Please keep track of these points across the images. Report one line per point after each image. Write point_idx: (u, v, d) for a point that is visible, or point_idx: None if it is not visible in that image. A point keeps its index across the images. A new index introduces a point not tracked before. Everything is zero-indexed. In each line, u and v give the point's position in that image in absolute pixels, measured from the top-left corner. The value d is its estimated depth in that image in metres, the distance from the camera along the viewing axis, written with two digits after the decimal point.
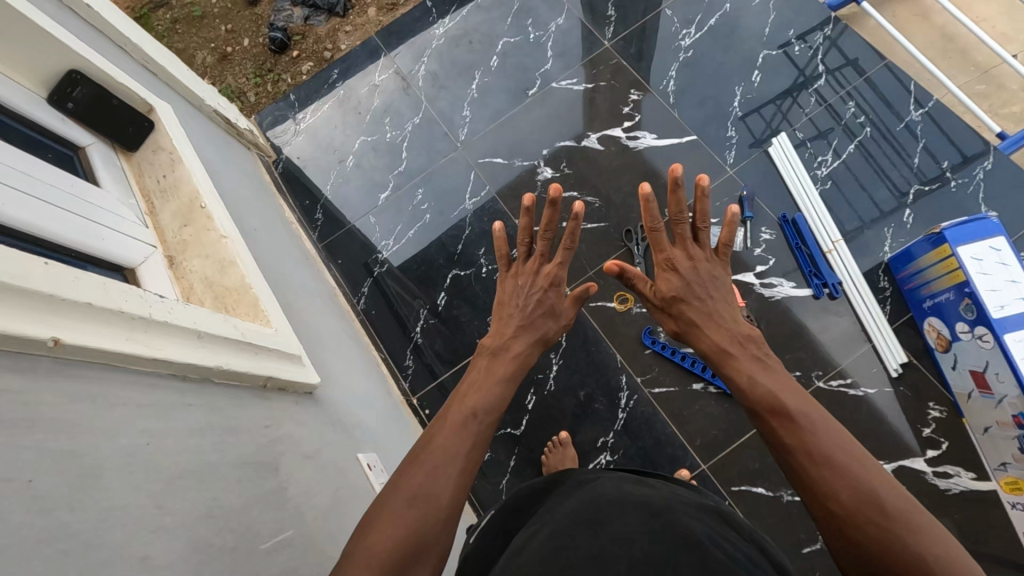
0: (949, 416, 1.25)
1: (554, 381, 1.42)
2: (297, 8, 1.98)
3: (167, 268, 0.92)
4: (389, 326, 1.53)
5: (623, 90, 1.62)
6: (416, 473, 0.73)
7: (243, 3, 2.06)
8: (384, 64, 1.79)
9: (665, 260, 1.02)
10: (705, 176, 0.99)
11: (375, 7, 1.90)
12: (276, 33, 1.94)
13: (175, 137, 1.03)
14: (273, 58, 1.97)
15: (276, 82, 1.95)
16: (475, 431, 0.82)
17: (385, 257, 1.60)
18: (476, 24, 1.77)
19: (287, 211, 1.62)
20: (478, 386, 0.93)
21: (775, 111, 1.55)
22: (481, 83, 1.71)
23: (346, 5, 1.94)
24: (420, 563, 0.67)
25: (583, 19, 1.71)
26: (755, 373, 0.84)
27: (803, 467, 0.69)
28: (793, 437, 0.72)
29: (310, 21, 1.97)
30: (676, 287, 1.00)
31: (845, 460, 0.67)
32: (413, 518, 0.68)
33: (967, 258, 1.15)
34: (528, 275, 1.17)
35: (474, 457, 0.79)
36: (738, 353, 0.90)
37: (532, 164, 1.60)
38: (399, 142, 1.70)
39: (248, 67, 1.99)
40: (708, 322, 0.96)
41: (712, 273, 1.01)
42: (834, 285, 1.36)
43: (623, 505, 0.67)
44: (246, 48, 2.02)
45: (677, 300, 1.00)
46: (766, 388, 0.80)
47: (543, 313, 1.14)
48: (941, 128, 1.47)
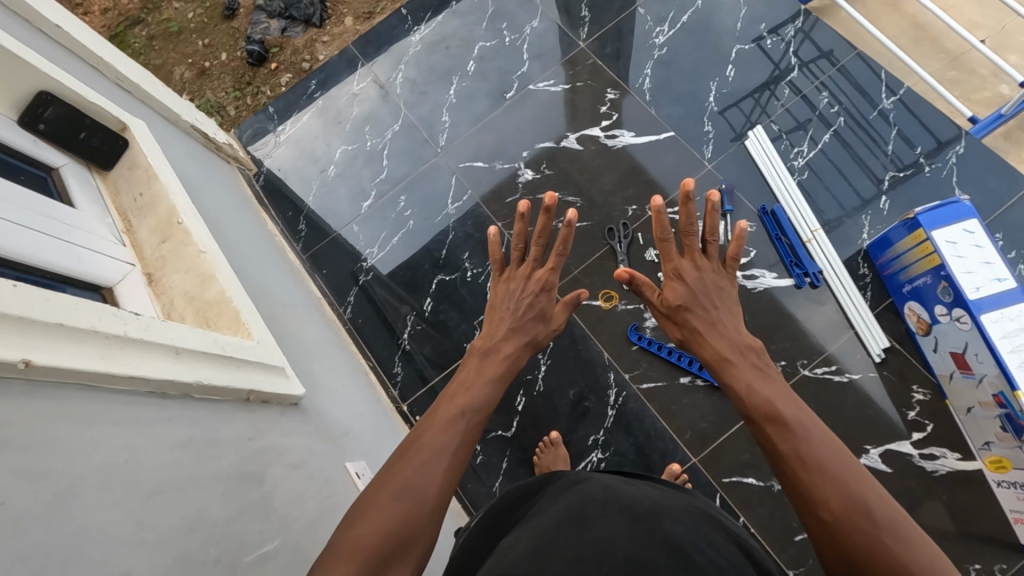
0: (933, 398, 1.27)
1: (543, 382, 1.42)
2: (274, 21, 2.01)
3: (146, 287, 0.92)
4: (375, 333, 1.53)
5: (600, 90, 1.63)
6: (404, 467, 0.73)
7: (219, 17, 2.09)
8: (363, 73, 1.79)
9: (676, 275, 1.03)
10: (717, 191, 0.99)
11: (352, 17, 1.95)
12: (254, 46, 1.97)
13: (150, 154, 1.03)
14: (251, 71, 2.00)
15: (256, 95, 1.98)
16: (463, 430, 0.82)
17: (371, 265, 1.60)
18: (454, 29, 1.78)
19: (269, 224, 1.62)
20: (466, 387, 0.93)
21: (752, 104, 1.57)
22: (460, 88, 1.71)
23: (322, 16, 1.99)
24: (405, 556, 0.67)
25: (558, 21, 1.72)
26: (755, 382, 0.84)
27: (795, 473, 0.71)
28: (787, 443, 0.73)
29: (288, 33, 2.00)
30: (682, 296, 1.01)
31: (838, 469, 0.69)
32: (399, 512, 0.69)
33: (942, 242, 1.16)
34: (521, 280, 1.18)
35: (461, 455, 0.79)
36: (739, 361, 0.90)
37: (513, 166, 1.61)
38: (380, 149, 1.69)
39: (226, 81, 2.01)
40: (710, 332, 0.96)
41: (718, 284, 1.01)
42: (814, 274, 1.37)
43: (612, 508, 0.68)
44: (223, 62, 2.04)
45: (680, 309, 1.01)
46: (763, 397, 0.81)
47: (532, 317, 1.14)
48: (913, 115, 1.49)
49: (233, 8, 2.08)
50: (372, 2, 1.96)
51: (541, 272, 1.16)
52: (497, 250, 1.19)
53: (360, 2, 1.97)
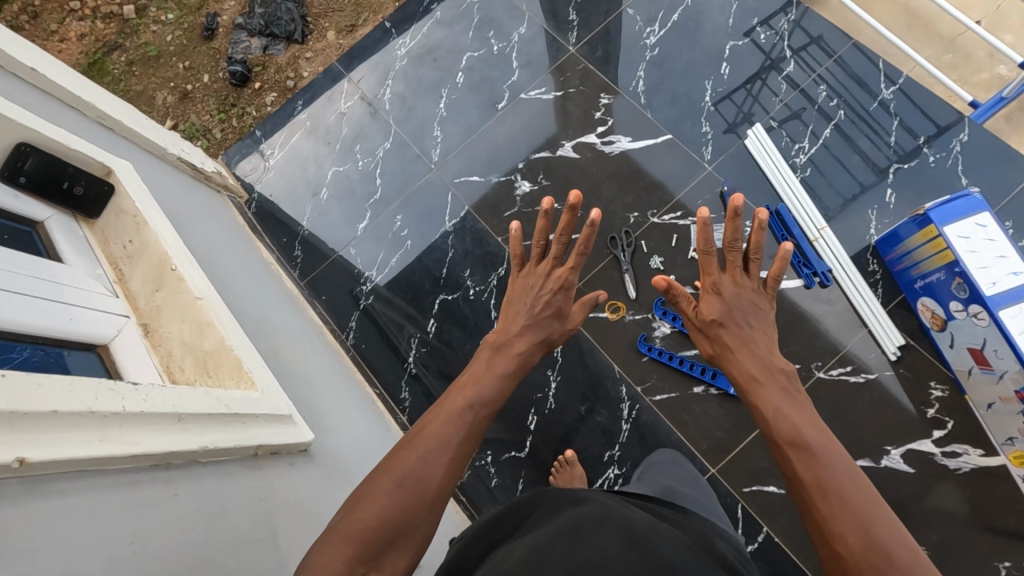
0: (951, 394, 1.24)
1: (553, 398, 1.40)
2: (255, 39, 2.04)
3: (143, 340, 0.89)
4: (380, 358, 1.50)
5: (594, 95, 1.59)
6: (408, 455, 0.75)
7: (199, 39, 2.07)
8: (348, 90, 1.74)
9: (716, 289, 1.01)
10: (765, 210, 0.96)
11: (333, 30, 2.01)
12: (236, 67, 1.99)
13: (137, 199, 0.99)
14: (234, 92, 2.02)
15: (241, 116, 2.00)
16: (469, 422, 0.82)
17: (371, 288, 1.56)
18: (440, 39, 1.72)
19: (264, 252, 1.58)
20: (477, 377, 0.94)
21: (747, 97, 1.54)
22: (450, 100, 1.67)
23: (303, 32, 2.02)
24: (402, 541, 0.70)
25: (545, 26, 1.68)
26: (782, 406, 0.83)
27: (814, 501, 0.69)
28: (808, 470, 0.72)
29: (269, 51, 2.03)
30: (717, 311, 0.99)
31: (855, 500, 0.67)
32: (400, 498, 0.71)
33: (954, 237, 1.13)
34: (539, 277, 1.23)
35: (467, 446, 0.80)
36: (769, 383, 0.88)
37: (508, 179, 1.57)
38: (372, 168, 1.65)
39: (210, 103, 2.02)
40: (742, 349, 0.94)
41: (756, 303, 0.99)
42: (824, 273, 1.35)
43: (605, 527, 0.65)
44: (205, 84, 2.04)
45: (713, 324, 0.99)
46: (789, 420, 0.80)
47: (546, 315, 1.20)
48: (914, 103, 1.46)
49: (212, 28, 2.06)
50: (352, 14, 2.01)
51: (559, 272, 1.21)
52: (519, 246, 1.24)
53: (339, 14, 2.01)
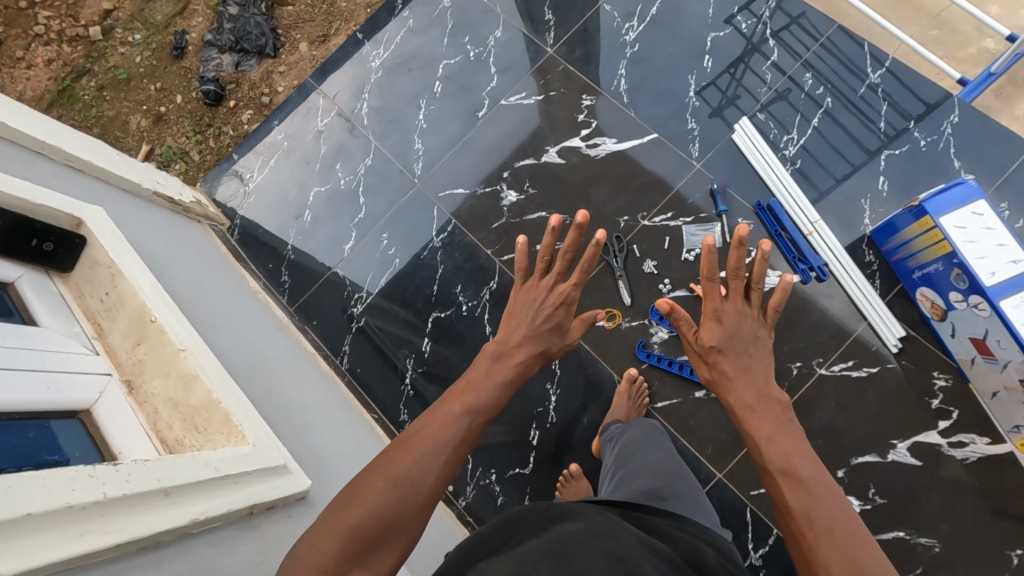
0: (955, 383, 1.23)
1: (554, 412, 1.38)
2: (226, 55, 1.99)
3: (127, 397, 0.86)
4: (376, 381, 1.48)
5: (576, 97, 1.56)
6: (402, 456, 0.74)
7: (168, 58, 2.02)
8: (324, 106, 1.69)
9: (717, 318, 1.00)
10: (767, 241, 0.96)
11: (305, 41, 1.98)
12: (209, 86, 1.95)
13: (111, 249, 0.95)
14: (209, 111, 1.98)
15: (219, 136, 1.97)
16: (468, 425, 0.81)
17: (362, 310, 1.53)
18: (415, 48, 1.68)
19: (250, 280, 1.55)
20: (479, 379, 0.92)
21: (731, 82, 1.50)
22: (429, 111, 1.63)
23: (275, 46, 1.98)
24: (391, 540, 0.70)
25: (521, 28, 1.63)
26: (775, 432, 0.87)
27: (801, 531, 0.75)
28: (798, 500, 0.78)
29: (241, 67, 1.99)
30: (718, 338, 0.99)
31: (840, 534, 0.73)
32: (390, 500, 0.70)
33: (951, 227, 1.10)
34: (542, 290, 1.21)
35: (464, 449, 0.79)
36: (765, 411, 0.90)
37: (494, 189, 1.54)
38: (354, 187, 1.62)
39: (185, 124, 1.98)
40: (741, 378, 0.95)
41: (756, 333, 0.99)
42: (820, 267, 1.32)
43: (592, 546, 0.67)
44: (179, 105, 1.99)
45: (712, 351, 0.98)
46: (781, 446, 0.85)
47: (547, 329, 1.19)
48: (901, 87, 1.43)
49: (181, 46, 2.01)
50: (324, 24, 1.98)
51: (563, 287, 1.20)
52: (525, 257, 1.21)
53: (311, 25, 1.98)
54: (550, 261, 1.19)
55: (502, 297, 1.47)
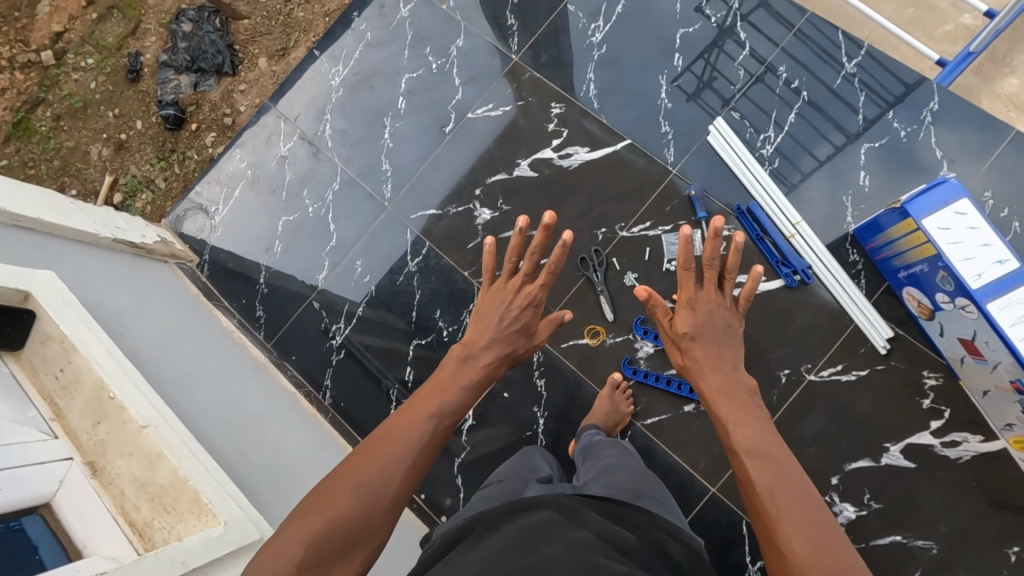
0: (946, 381, 1.21)
1: (544, 435, 1.35)
2: (183, 76, 1.91)
3: (91, 481, 0.83)
4: (361, 415, 1.45)
5: (545, 105, 1.50)
6: (368, 463, 0.79)
7: (124, 82, 1.94)
8: (286, 130, 1.63)
9: (693, 305, 0.95)
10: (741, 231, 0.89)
11: (263, 55, 1.90)
12: (168, 110, 1.87)
13: (63, 321, 0.91)
14: (171, 136, 1.90)
15: (183, 161, 1.90)
16: (432, 433, 0.87)
17: (341, 342, 1.50)
18: (374, 63, 1.61)
19: (224, 319, 1.51)
20: (443, 388, 0.99)
21: (706, 67, 1.45)
22: (395, 129, 1.57)
23: (233, 63, 1.90)
24: (361, 541, 0.74)
25: (484, 35, 1.57)
26: (743, 415, 0.82)
27: (764, 505, 0.71)
28: (763, 476, 0.73)
29: (201, 88, 1.91)
30: (691, 327, 0.93)
31: (805, 509, 0.69)
32: (356, 505, 0.75)
33: (934, 229, 1.07)
34: (509, 291, 1.17)
35: (426, 456, 0.85)
36: (736, 398, 0.85)
37: (467, 208, 1.49)
38: (324, 214, 1.57)
39: (148, 151, 1.91)
40: (711, 367, 0.89)
41: (728, 323, 0.94)
42: (804, 270, 1.29)
43: (553, 541, 0.67)
44: (140, 130, 1.92)
45: (685, 338, 0.93)
46: (749, 425, 0.80)
47: (514, 330, 1.15)
48: (878, 76, 1.38)
49: (136, 69, 1.93)
50: (281, 36, 1.90)
51: (530, 287, 1.16)
52: (490, 259, 1.18)
53: (268, 38, 1.90)
54: (515, 262, 1.16)
55: None
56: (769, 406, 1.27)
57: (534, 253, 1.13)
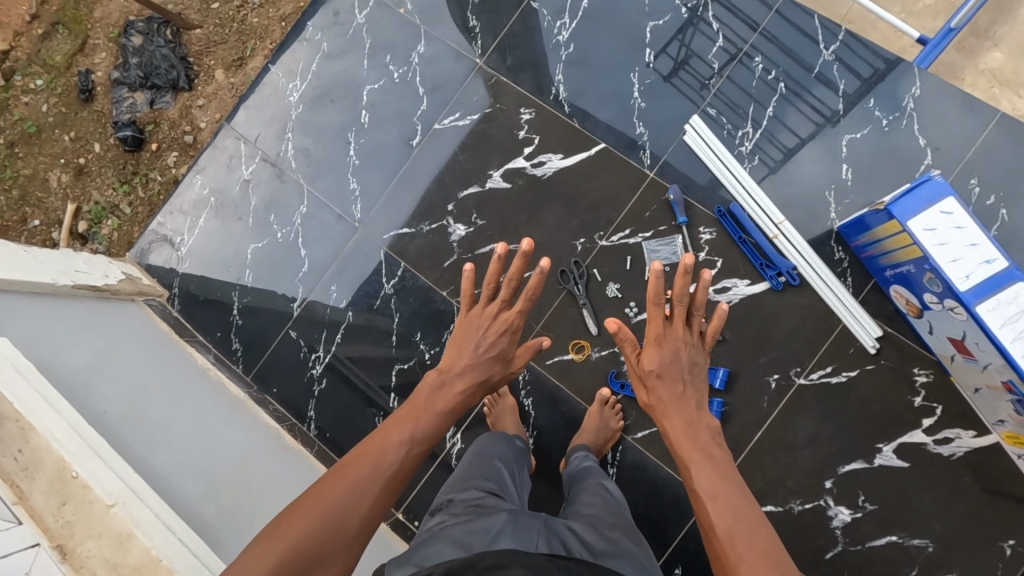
0: (936, 377, 1.19)
1: (535, 454, 1.33)
2: (138, 94, 1.76)
3: (61, 567, 0.79)
4: (348, 445, 1.42)
5: (513, 111, 1.44)
6: (335, 490, 0.85)
7: (77, 102, 1.77)
8: (247, 153, 1.56)
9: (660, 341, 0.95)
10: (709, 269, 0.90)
11: (220, 67, 1.74)
12: (125, 131, 1.72)
13: (21, 401, 0.87)
14: (131, 158, 1.75)
15: (147, 183, 1.74)
16: (400, 462, 0.92)
17: (321, 372, 1.46)
18: (333, 76, 1.54)
19: (199, 357, 1.46)
20: (418, 415, 1.03)
21: (681, 48, 1.39)
22: (360, 145, 1.51)
23: (188, 77, 1.74)
24: (323, 566, 0.80)
25: (445, 39, 1.49)
26: (704, 455, 0.84)
27: (723, 549, 0.72)
28: (722, 519, 0.75)
29: (158, 105, 1.75)
30: (658, 363, 0.94)
31: (761, 552, 0.70)
32: (320, 530, 0.80)
33: (919, 230, 1.03)
34: (486, 317, 1.16)
35: (393, 484, 0.91)
36: (699, 437, 0.87)
37: (441, 224, 1.44)
38: (293, 238, 1.51)
39: (110, 175, 1.75)
40: (674, 407, 0.91)
41: (694, 360, 0.95)
42: (789, 272, 1.25)
43: None
44: (100, 153, 1.76)
45: (651, 375, 0.94)
46: (710, 467, 0.82)
47: (488, 357, 1.14)
48: (858, 62, 1.32)
49: (88, 87, 1.76)
50: (237, 45, 1.74)
51: (507, 314, 1.15)
52: (467, 285, 1.16)
53: (223, 47, 1.74)
54: (493, 288, 1.15)
55: None
56: (761, 412, 1.25)
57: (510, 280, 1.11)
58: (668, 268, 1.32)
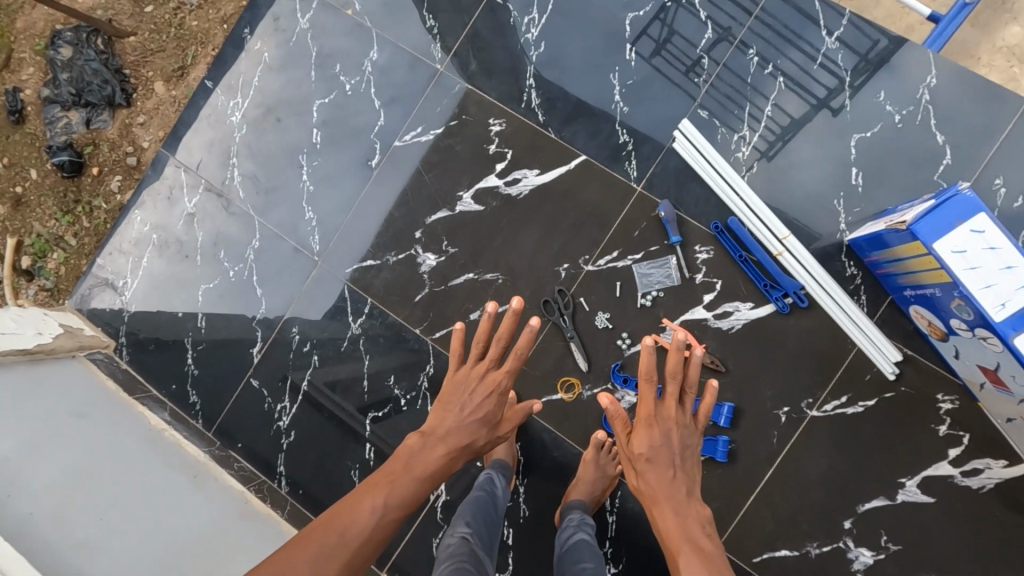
0: (962, 404, 1.08)
1: (526, 504, 1.22)
2: (72, 111, 1.47)
3: None
4: (323, 502, 1.30)
5: (481, 123, 1.29)
6: (298, 556, 0.77)
7: (6, 124, 1.48)
8: (190, 183, 1.40)
9: (652, 421, 0.96)
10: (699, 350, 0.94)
11: (158, 79, 1.47)
12: (60, 156, 1.44)
13: None
14: (71, 185, 1.47)
15: (92, 214, 1.47)
16: (375, 530, 0.84)
17: (288, 424, 1.33)
18: (278, 91, 1.37)
19: (152, 415, 1.32)
20: (400, 476, 0.95)
21: (662, 29, 1.23)
22: (313, 169, 1.35)
23: (125, 91, 1.46)
24: None
25: (399, 43, 1.33)
26: (694, 545, 0.86)
27: None
28: None
29: (94, 125, 1.47)
30: (650, 446, 0.95)
31: None
32: None
33: (947, 253, 0.90)
34: (473, 378, 1.07)
35: (364, 556, 0.82)
36: (690, 526, 0.89)
37: (409, 254, 1.30)
38: (247, 277, 1.36)
39: (49, 205, 1.47)
40: (663, 492, 0.93)
41: (686, 442, 0.97)
42: (796, 293, 1.13)
43: None
44: (36, 180, 1.47)
45: (641, 459, 0.95)
46: (700, 557, 0.85)
47: (474, 421, 1.05)
48: (864, 49, 1.17)
49: (17, 108, 1.47)
50: (177, 52, 1.46)
51: (496, 374, 1.05)
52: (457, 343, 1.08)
53: (161, 56, 1.47)
54: (483, 347, 1.06)
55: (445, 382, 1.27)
56: (770, 449, 1.14)
57: (501, 340, 1.03)
58: (662, 293, 1.19)
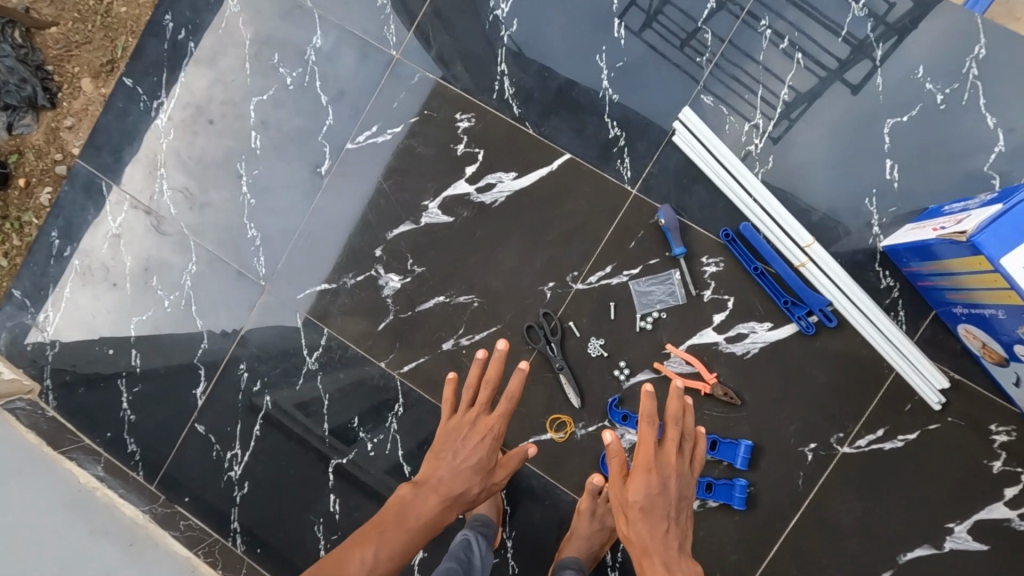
0: (1019, 436, 0.92)
1: (516, 560, 1.06)
2: None
3: None
4: (284, 562, 1.13)
5: (446, 120, 1.10)
6: None
7: None
8: (113, 199, 1.20)
9: (653, 466, 0.80)
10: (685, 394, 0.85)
11: (86, 75, 1.21)
12: None
13: None
14: None
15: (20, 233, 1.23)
16: None
17: (241, 474, 1.16)
18: (209, 88, 1.17)
19: (82, 471, 1.13)
20: (388, 527, 0.83)
21: None
22: (254, 178, 1.16)
23: (47, 88, 1.20)
24: None
25: (347, 27, 1.13)
26: None
27: None
28: None
29: (17, 130, 1.20)
30: (646, 494, 0.79)
31: None
32: None
33: (1019, 270, 0.72)
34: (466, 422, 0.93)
35: None
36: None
37: (369, 275, 1.12)
38: (186, 307, 1.18)
39: None
40: (658, 551, 0.76)
41: (685, 492, 0.82)
42: (823, 310, 0.96)
43: None
44: None
45: (634, 507, 0.79)
46: None
47: (470, 465, 0.90)
48: (895, 16, 0.98)
49: None
50: (106, 43, 1.20)
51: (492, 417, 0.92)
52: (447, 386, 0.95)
53: (88, 48, 1.20)
54: (474, 385, 0.92)
55: (417, 422, 1.10)
56: (795, 493, 0.98)
57: (490, 378, 0.90)
58: (665, 314, 1.02)
